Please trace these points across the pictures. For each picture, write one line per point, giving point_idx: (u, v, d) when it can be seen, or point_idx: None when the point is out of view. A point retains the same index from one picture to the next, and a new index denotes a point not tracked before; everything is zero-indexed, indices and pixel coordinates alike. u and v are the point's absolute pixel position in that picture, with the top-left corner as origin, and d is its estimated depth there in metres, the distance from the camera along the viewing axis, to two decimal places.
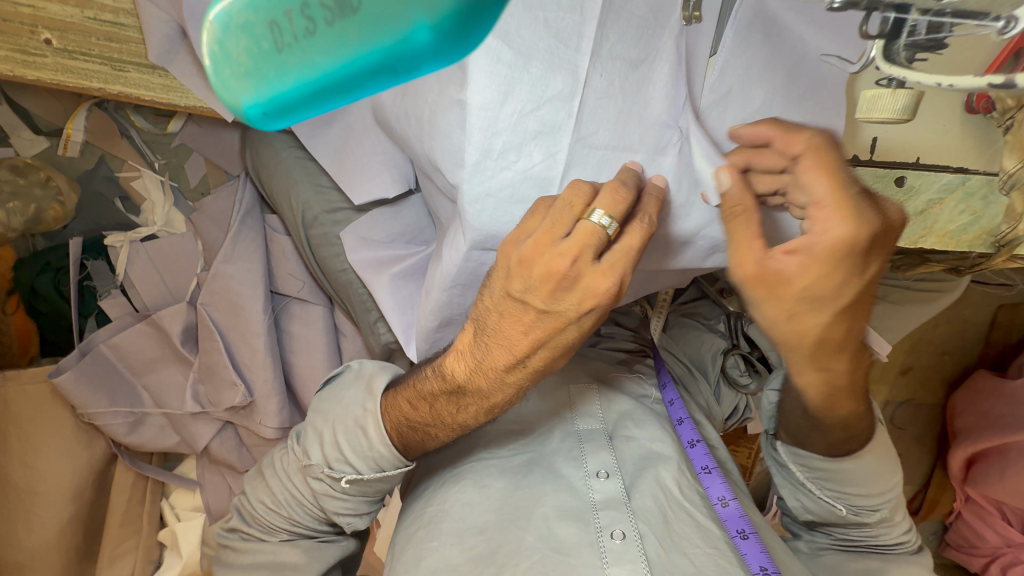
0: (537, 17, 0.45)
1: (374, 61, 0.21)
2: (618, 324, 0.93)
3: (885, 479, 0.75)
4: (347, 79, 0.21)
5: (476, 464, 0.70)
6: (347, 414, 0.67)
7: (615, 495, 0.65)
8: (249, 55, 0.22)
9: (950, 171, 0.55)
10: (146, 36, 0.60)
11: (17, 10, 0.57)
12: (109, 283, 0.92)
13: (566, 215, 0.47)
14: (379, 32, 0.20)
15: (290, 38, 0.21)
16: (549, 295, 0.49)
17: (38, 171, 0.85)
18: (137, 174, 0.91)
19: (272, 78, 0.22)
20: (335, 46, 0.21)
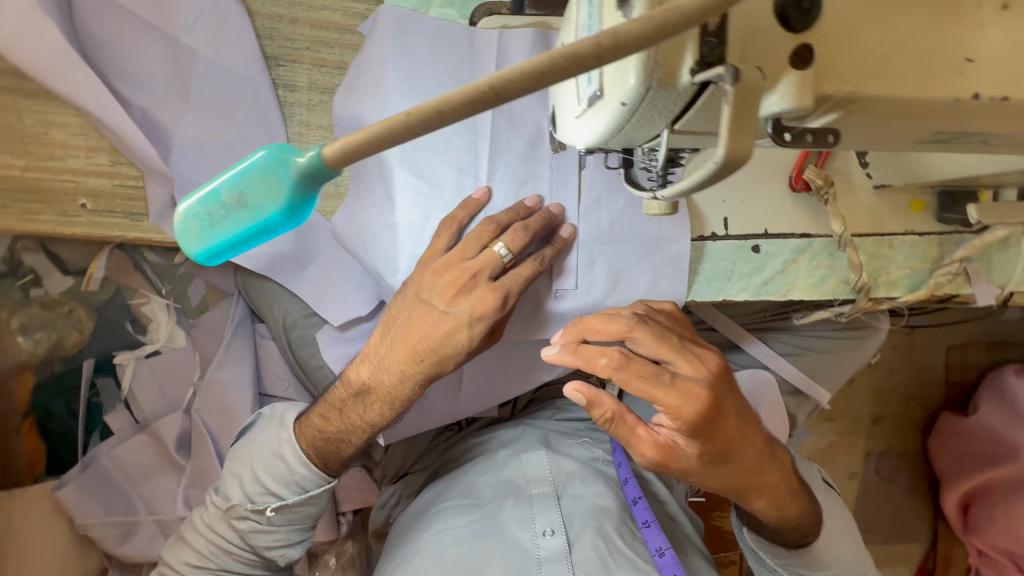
0: (443, 158, 0.62)
1: (261, 228, 0.27)
2: (576, 395, 0.99)
3: (847, 560, 0.77)
4: (245, 246, 0.28)
5: (435, 537, 0.74)
6: (262, 449, 0.75)
7: (559, 551, 0.71)
8: (197, 232, 0.29)
9: (797, 236, 0.68)
10: (147, 204, 0.77)
11: (64, 186, 0.75)
12: (114, 398, 1.02)
13: (474, 242, 0.59)
14: (260, 210, 0.27)
15: (216, 221, 0.28)
16: (452, 297, 0.59)
17: (63, 305, 1.01)
18: (146, 300, 1.05)
19: (211, 245, 0.29)
20: (240, 222, 0.27)
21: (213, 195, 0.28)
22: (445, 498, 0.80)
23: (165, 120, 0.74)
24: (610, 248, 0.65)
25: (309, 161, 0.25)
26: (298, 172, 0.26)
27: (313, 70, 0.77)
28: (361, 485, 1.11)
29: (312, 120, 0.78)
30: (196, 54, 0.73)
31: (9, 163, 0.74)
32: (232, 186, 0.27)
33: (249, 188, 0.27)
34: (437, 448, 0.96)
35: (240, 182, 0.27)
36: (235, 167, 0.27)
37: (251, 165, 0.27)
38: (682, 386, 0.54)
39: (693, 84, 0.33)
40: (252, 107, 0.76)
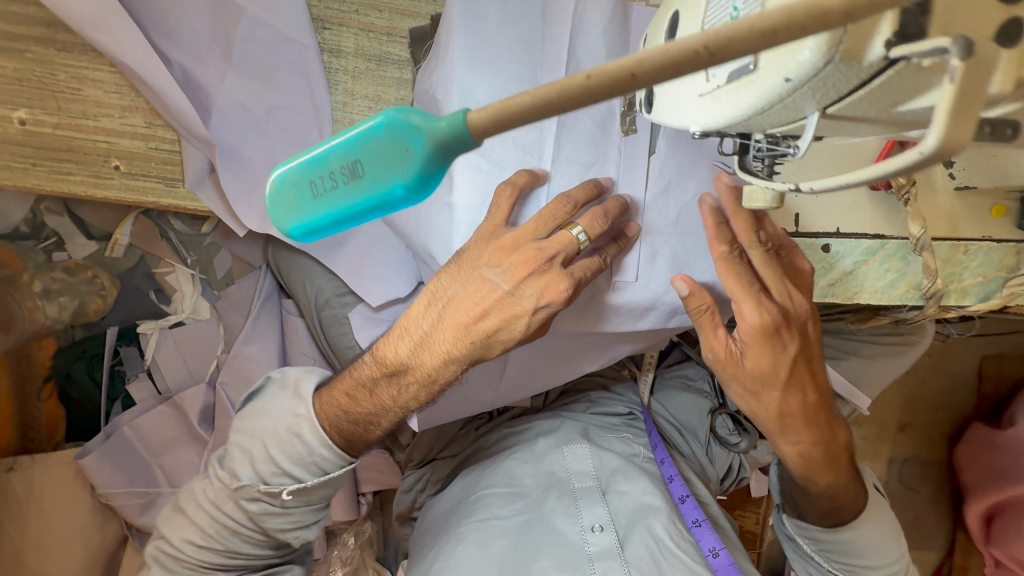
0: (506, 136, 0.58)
1: (372, 205, 0.26)
2: (610, 390, 0.97)
3: (887, 550, 0.75)
4: (353, 219, 0.27)
5: (480, 524, 0.74)
6: (276, 425, 0.69)
7: (610, 547, 0.70)
8: (294, 200, 0.27)
9: (868, 236, 0.64)
10: (183, 163, 0.73)
11: (96, 145, 0.72)
12: (137, 367, 1.00)
13: (548, 220, 0.58)
14: (375, 186, 0.26)
15: (320, 191, 0.27)
16: (520, 279, 0.58)
17: (86, 271, 0.98)
18: (171, 269, 1.02)
19: (306, 216, 0.27)
20: (348, 196, 0.26)
21: (321, 163, 0.26)
22: (485, 485, 0.80)
23: (206, 82, 0.70)
24: (675, 238, 0.61)
25: (439, 130, 0.25)
26: (422, 143, 0.25)
27: (360, 35, 0.73)
28: (382, 466, 1.10)
29: (356, 88, 0.74)
30: (241, 11, 0.69)
31: (41, 119, 0.70)
32: (346, 154, 0.26)
33: (366, 157, 0.26)
34: (467, 435, 0.95)
35: (358, 154, 0.26)
36: (348, 135, 0.26)
37: (366, 132, 0.26)
38: (765, 306, 0.60)
39: (883, 60, 0.29)
40: (297, 72, 0.72)
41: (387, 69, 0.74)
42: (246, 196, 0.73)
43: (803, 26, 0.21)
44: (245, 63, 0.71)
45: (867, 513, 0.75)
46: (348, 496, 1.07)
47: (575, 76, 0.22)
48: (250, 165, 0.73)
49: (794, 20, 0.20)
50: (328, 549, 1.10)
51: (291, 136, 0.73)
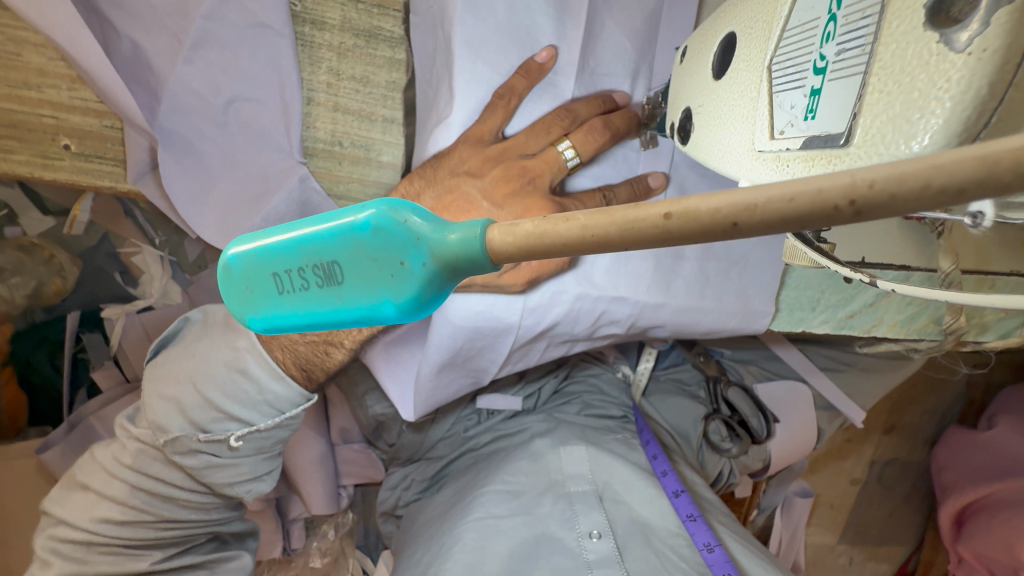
0: (524, 44, 0.54)
1: (353, 315, 0.23)
2: (603, 392, 0.93)
3: None
4: (322, 324, 0.24)
5: (476, 524, 0.70)
6: (211, 365, 0.61)
7: (609, 555, 0.66)
8: (256, 289, 0.24)
9: (894, 267, 0.60)
10: (125, 158, 0.66)
11: (41, 121, 0.63)
12: (102, 355, 0.94)
13: (542, 137, 0.54)
14: (356, 298, 0.23)
15: (289, 287, 0.24)
16: (502, 197, 0.52)
17: (44, 250, 0.89)
18: (137, 250, 0.94)
19: (270, 310, 0.24)
20: (321, 299, 0.23)
21: (290, 255, 0.23)
22: (483, 483, 0.76)
23: (158, 64, 0.62)
24: None
25: (444, 250, 0.22)
26: (423, 259, 0.22)
27: (347, 5, 0.63)
28: (363, 459, 1.07)
29: (344, 68, 0.65)
30: None
31: None
32: (324, 253, 0.23)
33: (346, 259, 0.23)
34: (455, 436, 0.91)
35: (338, 257, 0.23)
36: (326, 229, 0.23)
37: (350, 229, 0.23)
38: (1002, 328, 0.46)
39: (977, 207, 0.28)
40: (264, 63, 0.63)
41: (378, 47, 0.65)
42: (196, 198, 0.68)
43: (998, 192, 0.15)
44: (209, 40, 0.61)
45: None
46: (330, 491, 1.03)
47: (651, 212, 0.18)
48: (204, 161, 0.66)
49: (992, 178, 0.15)
50: (307, 540, 1.08)
51: (252, 134, 0.65)
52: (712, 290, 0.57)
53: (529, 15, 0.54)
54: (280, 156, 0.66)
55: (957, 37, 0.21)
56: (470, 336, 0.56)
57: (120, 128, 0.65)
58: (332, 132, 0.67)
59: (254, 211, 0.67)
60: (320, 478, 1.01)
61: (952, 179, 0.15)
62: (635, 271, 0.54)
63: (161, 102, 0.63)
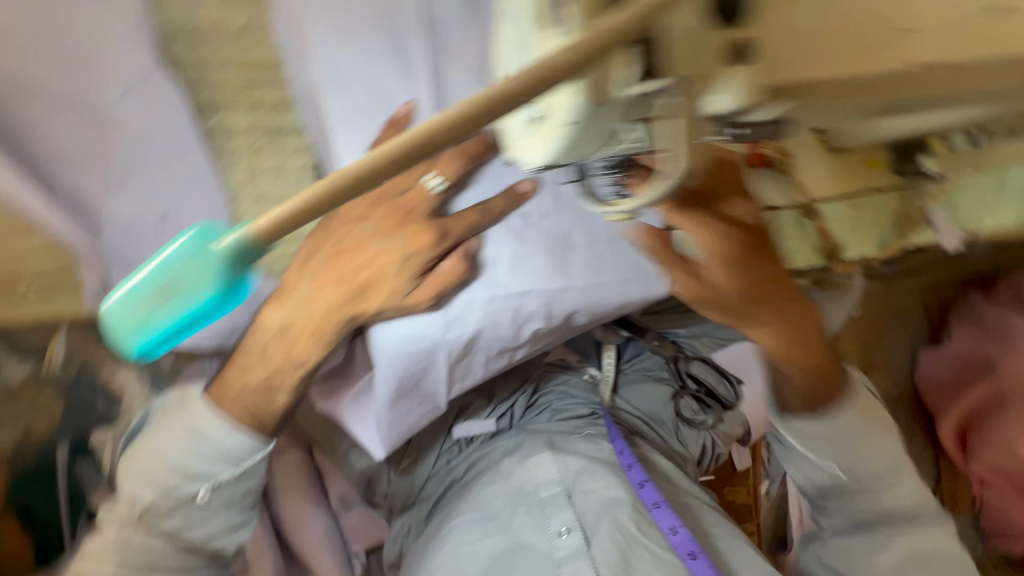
0: (382, 102, 0.62)
1: (211, 303, 0.27)
2: (572, 395, 0.98)
3: (868, 444, 0.74)
4: (199, 322, 0.28)
5: (452, 554, 0.74)
6: (171, 433, 0.65)
7: (578, 547, 0.69)
8: (131, 321, 0.27)
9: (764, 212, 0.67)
10: None
11: None
12: (97, 479, 1.00)
13: (412, 176, 0.63)
14: (202, 289, 0.26)
15: (155, 304, 0.27)
16: (389, 229, 0.61)
17: (27, 393, 0.94)
18: (115, 372, 1.00)
19: (148, 332, 0.27)
20: (180, 303, 0.27)
21: (145, 281, 0.27)
22: (458, 512, 0.79)
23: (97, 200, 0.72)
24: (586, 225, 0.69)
25: (233, 245, 0.25)
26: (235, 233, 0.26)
27: (251, 113, 0.75)
28: (366, 522, 1.07)
29: (259, 163, 0.76)
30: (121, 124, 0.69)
31: None
32: (167, 267, 0.27)
33: (186, 266, 0.26)
34: (439, 471, 0.93)
35: (176, 265, 0.26)
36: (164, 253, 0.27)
37: (184, 243, 0.27)
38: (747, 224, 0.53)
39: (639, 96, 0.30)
40: None
41: (283, 140, 0.76)
42: None
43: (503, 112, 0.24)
44: None
45: (853, 401, 0.73)
46: (339, 562, 1.03)
47: (327, 179, 0.23)
48: None
49: (490, 99, 0.23)
50: None
51: None
52: (607, 267, 0.63)
53: (382, 77, 0.62)
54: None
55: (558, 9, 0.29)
56: (408, 361, 0.63)
57: None
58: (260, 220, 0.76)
59: None
60: (327, 549, 1.02)
61: (463, 107, 0.23)
62: (536, 263, 0.61)
63: (102, 229, 0.71)
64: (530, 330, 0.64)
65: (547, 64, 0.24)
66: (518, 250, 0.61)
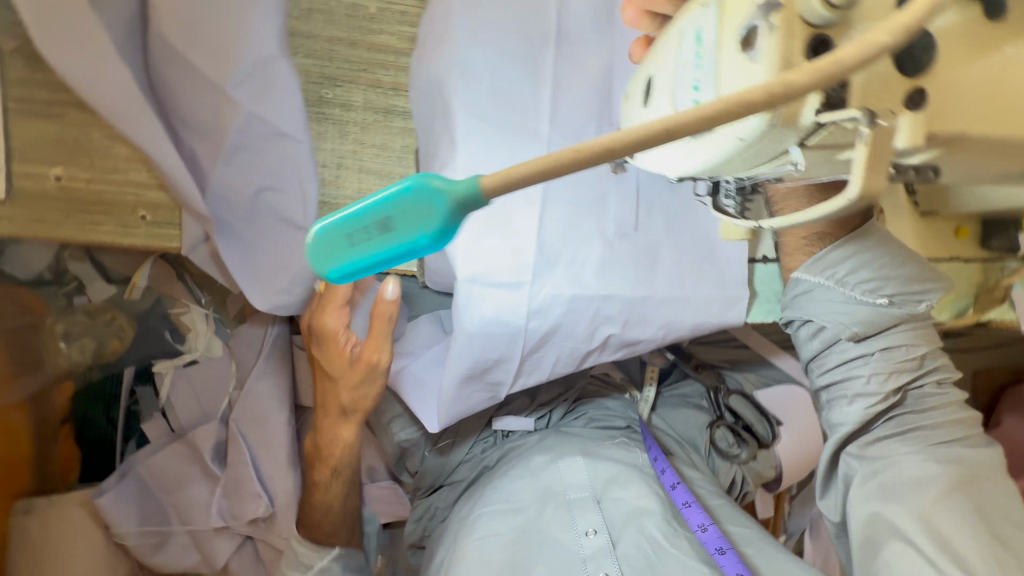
0: (462, 95, 0.65)
1: (399, 252, 0.29)
2: (608, 408, 1.00)
3: (907, 269, 0.64)
4: (384, 266, 0.30)
5: (480, 541, 0.75)
6: None
7: (603, 547, 0.72)
8: (333, 254, 0.30)
9: None
10: (182, 231, 0.79)
11: (123, 198, 0.77)
12: (152, 407, 1.04)
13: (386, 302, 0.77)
14: (406, 235, 0.28)
15: (360, 241, 0.29)
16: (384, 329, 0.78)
17: (106, 313, 1.00)
18: (185, 310, 1.05)
19: (344, 259, 0.30)
20: (388, 244, 0.29)
21: (357, 221, 0.29)
22: (484, 503, 0.81)
23: (208, 158, 0.74)
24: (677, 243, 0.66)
25: (466, 191, 0.27)
26: (445, 202, 0.27)
27: (368, 90, 0.80)
28: (390, 496, 1.09)
29: (366, 138, 0.81)
30: (239, 105, 0.71)
31: (74, 175, 0.76)
32: (379, 211, 0.28)
33: (398, 213, 0.28)
34: (473, 458, 0.96)
35: (389, 211, 0.28)
36: (383, 194, 0.28)
37: (398, 192, 0.28)
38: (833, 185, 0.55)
39: (815, 122, 0.31)
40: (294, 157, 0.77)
41: (393, 120, 0.81)
42: (245, 262, 0.79)
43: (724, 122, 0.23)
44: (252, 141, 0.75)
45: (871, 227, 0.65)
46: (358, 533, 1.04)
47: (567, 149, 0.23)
48: (243, 233, 0.78)
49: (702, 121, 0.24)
50: None
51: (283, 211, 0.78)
52: (685, 286, 0.66)
53: (477, 76, 0.66)
54: (299, 234, 0.77)
55: (754, 54, 0.32)
56: (485, 341, 0.63)
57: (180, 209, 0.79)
58: (357, 190, 0.81)
59: (286, 274, 0.78)
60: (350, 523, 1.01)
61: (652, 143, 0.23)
62: (619, 269, 0.64)
63: (207, 185, 0.75)
64: (604, 333, 0.66)
65: (790, 86, 0.23)
66: (605, 254, 0.64)
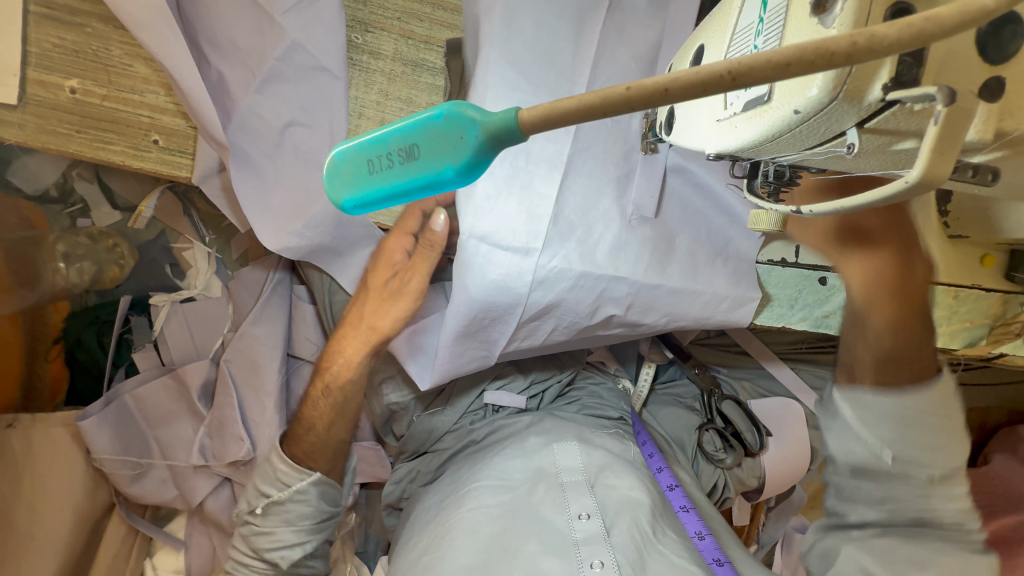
0: (492, 47, 0.63)
1: (419, 184, 0.27)
2: (600, 396, 0.99)
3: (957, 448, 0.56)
4: (400, 199, 0.29)
5: (469, 513, 0.74)
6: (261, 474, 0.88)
7: (596, 533, 0.70)
8: (352, 175, 0.29)
9: None
10: (194, 160, 0.77)
11: (138, 119, 0.75)
12: (145, 338, 1.03)
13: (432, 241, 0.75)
14: (426, 166, 0.27)
15: (380, 168, 0.28)
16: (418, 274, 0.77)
17: (108, 239, 0.99)
18: (188, 246, 1.04)
19: (363, 188, 0.29)
20: (405, 175, 0.28)
21: (379, 145, 0.28)
22: (474, 478, 0.80)
23: (233, 88, 0.73)
24: (699, 234, 0.65)
25: (498, 123, 0.25)
26: (476, 134, 0.26)
27: (400, 41, 0.77)
28: (373, 457, 1.09)
29: (392, 90, 0.77)
30: (283, 34, 0.71)
31: (91, 90, 0.73)
32: (405, 138, 0.27)
33: (423, 142, 0.27)
34: (460, 429, 0.95)
35: (415, 140, 0.27)
36: (409, 120, 0.27)
37: (427, 119, 0.27)
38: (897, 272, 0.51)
39: (880, 101, 0.31)
40: (319, 98, 0.74)
41: (421, 75, 0.78)
42: (256, 201, 0.77)
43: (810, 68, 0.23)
44: (278, 77, 0.73)
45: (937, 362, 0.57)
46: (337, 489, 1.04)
47: (616, 88, 0.23)
48: (256, 169, 0.76)
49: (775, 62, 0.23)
50: None
51: (302, 152, 0.75)
52: (698, 278, 0.64)
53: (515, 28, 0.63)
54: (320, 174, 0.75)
55: (828, 19, 0.31)
56: (484, 308, 0.64)
57: (194, 138, 0.77)
58: None
59: (296, 219, 0.76)
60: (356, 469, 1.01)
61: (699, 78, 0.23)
62: (635, 252, 0.63)
63: (228, 116, 0.73)
64: (607, 313, 0.65)
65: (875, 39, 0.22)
66: (623, 232, 0.63)
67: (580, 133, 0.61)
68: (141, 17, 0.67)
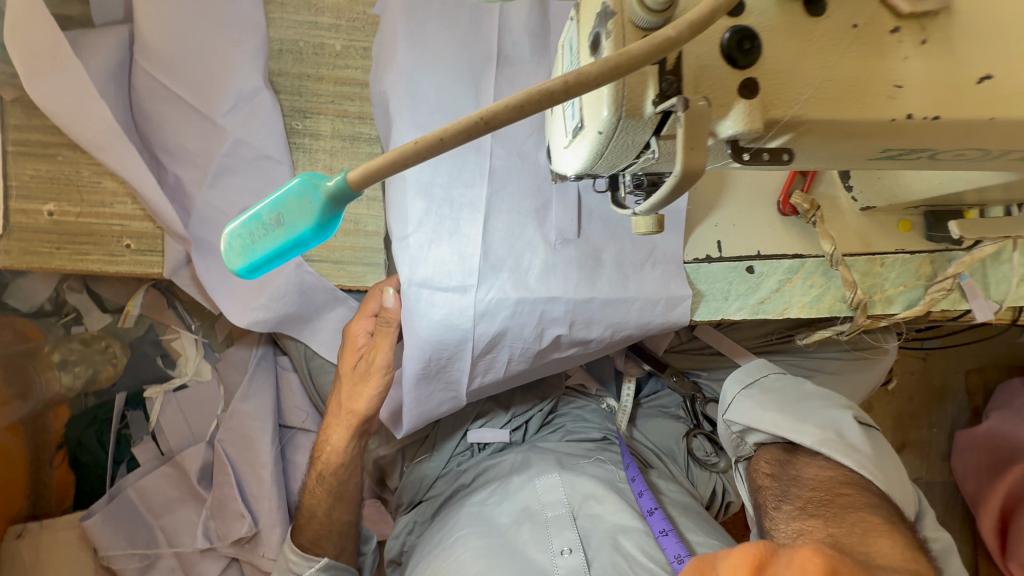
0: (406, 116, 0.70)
1: (289, 244, 0.34)
2: (584, 419, 1.01)
3: None
4: (282, 257, 0.35)
5: (454, 560, 0.74)
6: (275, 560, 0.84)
7: (578, 568, 0.71)
8: (239, 247, 0.35)
9: (788, 257, 0.72)
10: (163, 257, 0.84)
11: (110, 228, 0.83)
12: (143, 430, 1.07)
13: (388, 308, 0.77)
14: (293, 227, 0.34)
15: (259, 236, 0.35)
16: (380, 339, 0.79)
17: (100, 341, 1.05)
18: (176, 335, 1.09)
19: (250, 255, 0.35)
20: (279, 237, 0.34)
21: (255, 218, 0.35)
22: (460, 526, 0.80)
23: (191, 188, 0.81)
24: (622, 248, 0.70)
25: (336, 184, 0.33)
26: (321, 194, 0.33)
27: (335, 120, 0.85)
28: (374, 514, 1.10)
29: (335, 164, 0.85)
30: (225, 134, 0.80)
31: (65, 210, 0.82)
32: (273, 209, 0.34)
33: (287, 209, 0.34)
34: (449, 473, 0.97)
35: (280, 209, 0.34)
36: (274, 194, 0.34)
37: (286, 191, 0.34)
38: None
39: (656, 112, 0.39)
40: (267, 183, 0.82)
41: (360, 146, 0.85)
42: (223, 284, 0.83)
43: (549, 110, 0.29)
44: (229, 171, 0.81)
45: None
46: None
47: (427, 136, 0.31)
48: (220, 256, 0.83)
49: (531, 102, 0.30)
50: None
51: None
52: (628, 290, 0.68)
53: (423, 94, 0.71)
54: None
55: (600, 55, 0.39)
56: (436, 347, 0.68)
57: (161, 237, 0.84)
58: None
59: (260, 294, 0.83)
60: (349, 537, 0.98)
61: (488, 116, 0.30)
62: (564, 275, 0.68)
63: (189, 213, 0.81)
64: (552, 334, 0.69)
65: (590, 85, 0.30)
66: (550, 258, 0.68)
67: (495, 175, 0.68)
68: (98, 141, 0.76)
